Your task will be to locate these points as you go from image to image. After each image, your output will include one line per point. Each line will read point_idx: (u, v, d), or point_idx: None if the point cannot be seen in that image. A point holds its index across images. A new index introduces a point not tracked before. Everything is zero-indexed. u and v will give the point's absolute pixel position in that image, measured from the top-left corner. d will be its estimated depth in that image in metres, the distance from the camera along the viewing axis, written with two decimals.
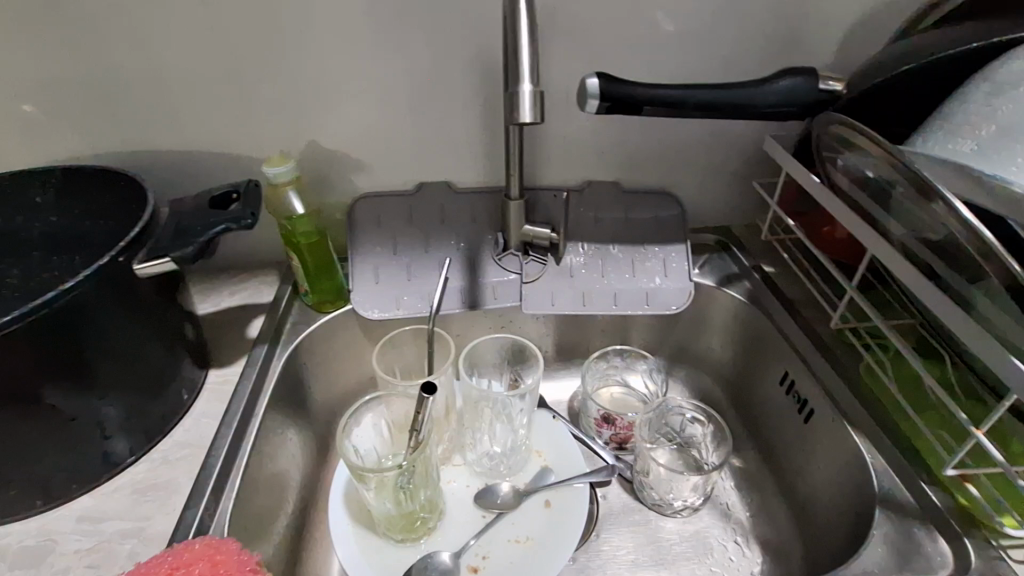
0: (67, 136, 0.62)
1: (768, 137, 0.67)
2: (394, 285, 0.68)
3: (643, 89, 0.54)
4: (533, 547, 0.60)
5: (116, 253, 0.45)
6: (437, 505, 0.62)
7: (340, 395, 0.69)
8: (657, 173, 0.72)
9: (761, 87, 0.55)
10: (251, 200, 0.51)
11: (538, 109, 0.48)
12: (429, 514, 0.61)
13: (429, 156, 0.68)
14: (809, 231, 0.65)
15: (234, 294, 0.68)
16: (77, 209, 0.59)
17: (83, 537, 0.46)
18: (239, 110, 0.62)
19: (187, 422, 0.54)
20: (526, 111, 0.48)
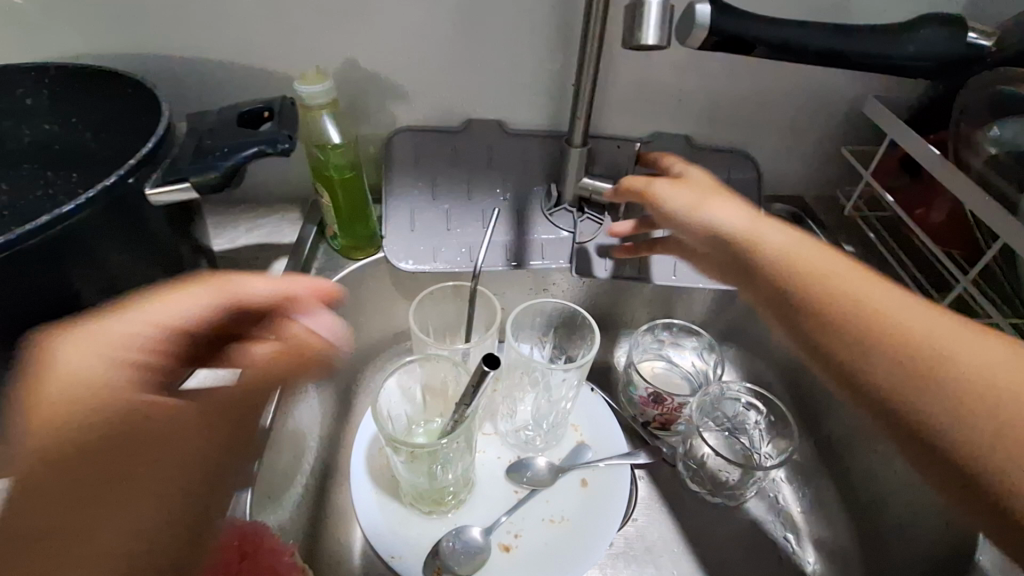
0: (59, 29, 0.52)
1: (871, 97, 0.59)
2: (431, 234, 0.61)
3: (759, 24, 0.45)
4: (570, 528, 0.55)
5: (124, 173, 0.36)
6: (468, 478, 0.57)
7: (365, 351, 0.63)
8: (736, 130, 0.63)
9: (895, 35, 0.46)
10: (286, 119, 0.42)
11: (665, 28, 0.39)
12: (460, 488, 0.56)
13: (482, 91, 0.59)
14: (905, 209, 0.58)
15: (253, 231, 0.60)
16: (74, 118, 0.50)
17: None
18: (265, 14, 0.52)
19: (202, 373, 0.48)
20: (648, 31, 0.38)
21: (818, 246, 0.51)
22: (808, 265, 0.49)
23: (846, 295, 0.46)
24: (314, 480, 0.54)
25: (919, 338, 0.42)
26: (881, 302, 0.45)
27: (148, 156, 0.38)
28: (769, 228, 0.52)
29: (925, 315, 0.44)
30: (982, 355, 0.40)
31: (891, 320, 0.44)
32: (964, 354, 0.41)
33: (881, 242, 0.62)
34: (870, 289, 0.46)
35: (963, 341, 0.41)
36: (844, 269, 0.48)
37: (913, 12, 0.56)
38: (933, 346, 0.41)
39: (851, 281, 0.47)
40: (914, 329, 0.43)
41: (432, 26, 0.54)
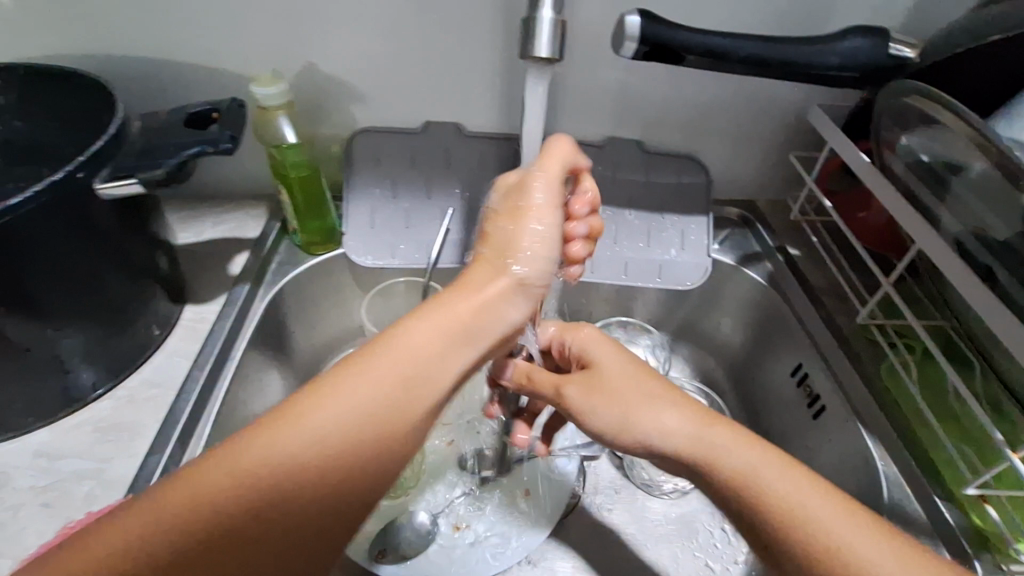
0: (32, 32, 0.55)
1: (813, 105, 0.61)
2: (389, 231, 0.63)
3: (688, 33, 0.47)
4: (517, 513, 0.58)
5: (73, 169, 0.39)
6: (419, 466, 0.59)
7: (326, 343, 0.65)
8: (687, 135, 0.65)
9: (818, 46, 0.48)
10: (232, 122, 0.45)
11: (560, 45, 0.41)
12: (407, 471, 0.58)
13: (438, 94, 0.61)
14: (848, 213, 0.60)
15: (217, 225, 0.63)
16: (41, 115, 0.53)
17: (39, 474, 0.43)
18: (228, 20, 0.55)
19: (158, 359, 0.51)
20: (542, 45, 0.41)
21: (701, 419, 0.39)
22: (607, 420, 0.41)
23: (733, 464, 0.37)
24: None
25: (790, 515, 0.35)
26: (763, 471, 0.36)
27: (98, 152, 0.40)
28: (612, 381, 0.43)
29: (833, 508, 0.35)
30: (874, 551, 0.33)
31: (783, 515, 0.35)
32: (864, 548, 0.33)
33: (822, 245, 0.65)
34: (729, 448, 0.37)
35: (866, 543, 0.33)
36: (703, 425, 0.39)
37: (852, 23, 0.58)
38: (792, 525, 0.35)
39: (722, 440, 0.38)
40: (846, 539, 0.34)
41: (385, 32, 0.56)
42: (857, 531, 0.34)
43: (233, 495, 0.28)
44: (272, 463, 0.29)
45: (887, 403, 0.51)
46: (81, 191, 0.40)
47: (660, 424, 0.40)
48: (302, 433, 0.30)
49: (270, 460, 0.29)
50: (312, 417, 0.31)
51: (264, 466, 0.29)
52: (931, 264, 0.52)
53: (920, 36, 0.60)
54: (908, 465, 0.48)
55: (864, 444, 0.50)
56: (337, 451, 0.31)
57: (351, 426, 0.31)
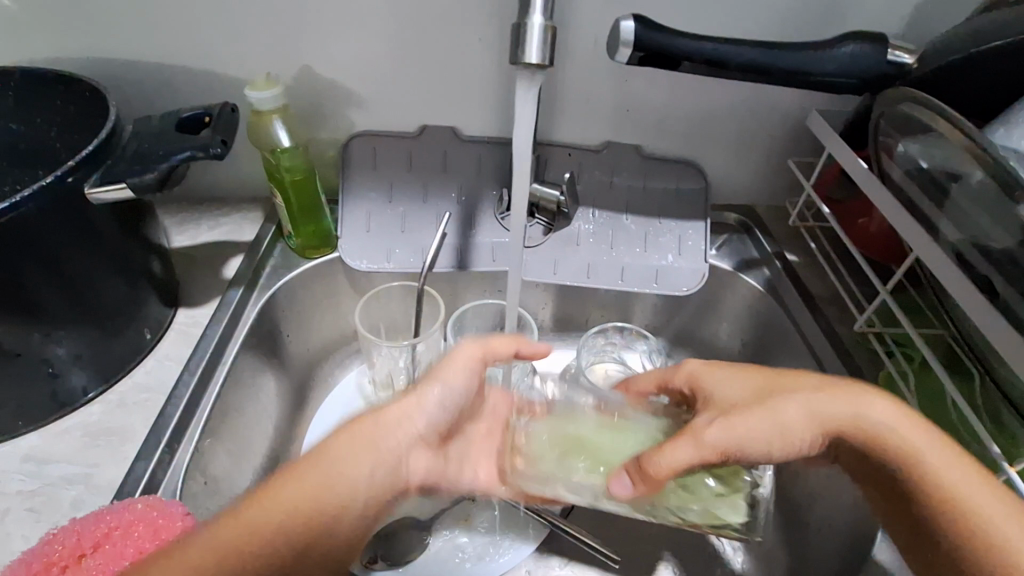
0: (28, 34, 0.55)
1: (813, 111, 0.60)
2: (385, 235, 0.63)
3: (683, 39, 0.47)
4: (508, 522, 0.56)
5: (62, 174, 0.39)
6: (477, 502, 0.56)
7: (320, 346, 0.65)
8: (685, 140, 0.65)
9: (816, 53, 0.48)
10: (226, 127, 0.45)
11: (550, 50, 0.41)
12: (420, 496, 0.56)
13: (435, 99, 0.61)
14: (848, 219, 0.59)
15: (214, 228, 0.63)
16: (37, 118, 0.53)
17: (28, 478, 0.43)
18: (224, 23, 0.55)
19: (150, 363, 0.51)
20: (533, 52, 0.41)
21: (858, 397, 0.41)
22: (762, 436, 0.40)
23: (886, 439, 0.40)
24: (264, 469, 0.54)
25: (934, 476, 0.38)
26: (918, 445, 0.39)
27: (88, 157, 0.40)
28: (786, 399, 0.41)
29: (944, 448, 0.39)
30: (982, 495, 0.37)
31: (900, 453, 0.39)
32: (976, 496, 0.37)
33: (820, 251, 0.64)
34: (878, 415, 0.40)
35: (974, 489, 0.38)
36: (871, 398, 0.41)
37: (850, 28, 0.57)
38: (921, 480, 0.38)
39: (882, 411, 0.40)
40: (948, 476, 0.38)
41: (381, 35, 0.56)
42: (947, 460, 0.39)
43: (319, 478, 0.35)
44: (338, 486, 0.35)
45: None
46: (70, 197, 0.40)
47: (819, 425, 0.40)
48: (367, 462, 0.36)
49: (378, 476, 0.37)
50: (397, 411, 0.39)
51: (362, 452, 0.36)
52: (930, 275, 0.51)
53: (920, 41, 0.59)
54: None
55: None
56: (301, 518, 0.34)
57: (316, 489, 0.35)
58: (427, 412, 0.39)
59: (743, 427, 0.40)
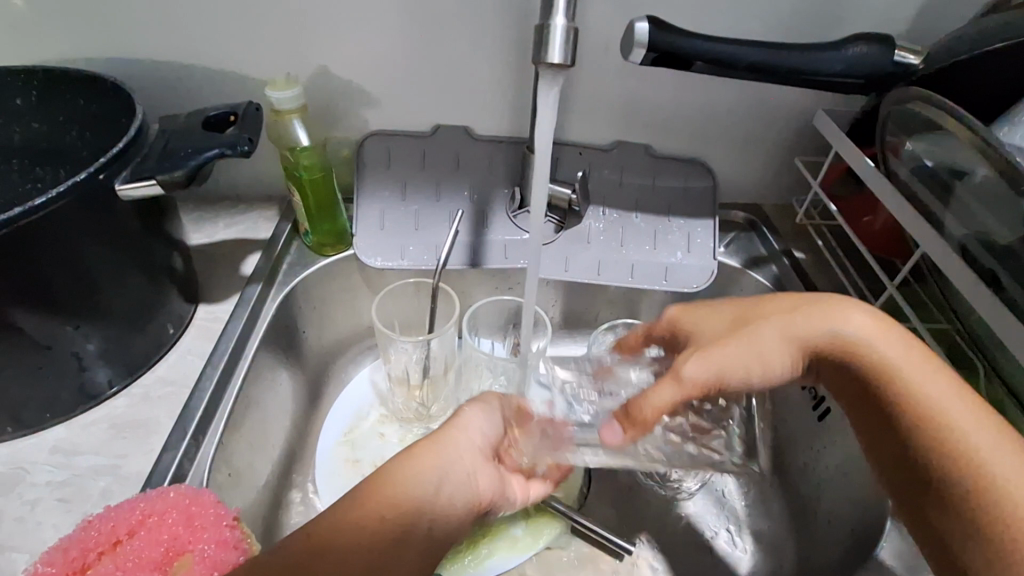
0: (51, 35, 0.56)
1: (820, 111, 0.61)
2: (399, 233, 0.64)
3: (696, 40, 0.48)
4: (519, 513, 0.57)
5: (93, 170, 0.40)
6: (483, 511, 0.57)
7: (334, 343, 0.66)
8: (693, 140, 0.66)
9: (824, 54, 0.49)
10: (251, 126, 0.46)
11: (571, 50, 0.42)
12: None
13: (449, 99, 0.62)
14: (854, 217, 0.60)
15: (230, 227, 0.64)
16: (60, 117, 0.54)
17: (56, 470, 0.44)
18: (244, 25, 0.56)
19: (171, 358, 0.51)
20: (556, 52, 0.42)
21: (837, 314, 0.45)
22: (738, 362, 0.44)
23: (858, 353, 0.43)
24: (282, 462, 0.55)
25: (904, 382, 0.41)
26: (887, 350, 0.43)
27: (117, 154, 0.41)
28: (770, 310, 0.46)
29: (919, 359, 0.42)
30: (968, 416, 0.39)
31: (901, 382, 0.41)
32: (957, 419, 0.39)
33: (826, 248, 0.66)
34: (887, 344, 0.43)
35: (954, 404, 0.40)
36: (837, 313, 0.45)
37: (855, 31, 0.59)
38: (890, 380, 0.42)
39: (858, 324, 0.44)
40: (931, 395, 0.40)
41: (397, 37, 0.57)
42: (943, 385, 0.41)
43: (409, 491, 0.37)
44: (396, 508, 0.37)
45: None
46: (102, 192, 0.41)
47: (785, 332, 0.45)
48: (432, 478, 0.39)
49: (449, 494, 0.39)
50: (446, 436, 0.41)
51: (430, 469, 0.39)
52: (936, 270, 0.52)
53: (923, 43, 0.60)
54: None
55: None
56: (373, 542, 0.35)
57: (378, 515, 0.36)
58: (474, 437, 0.42)
59: (726, 345, 0.44)
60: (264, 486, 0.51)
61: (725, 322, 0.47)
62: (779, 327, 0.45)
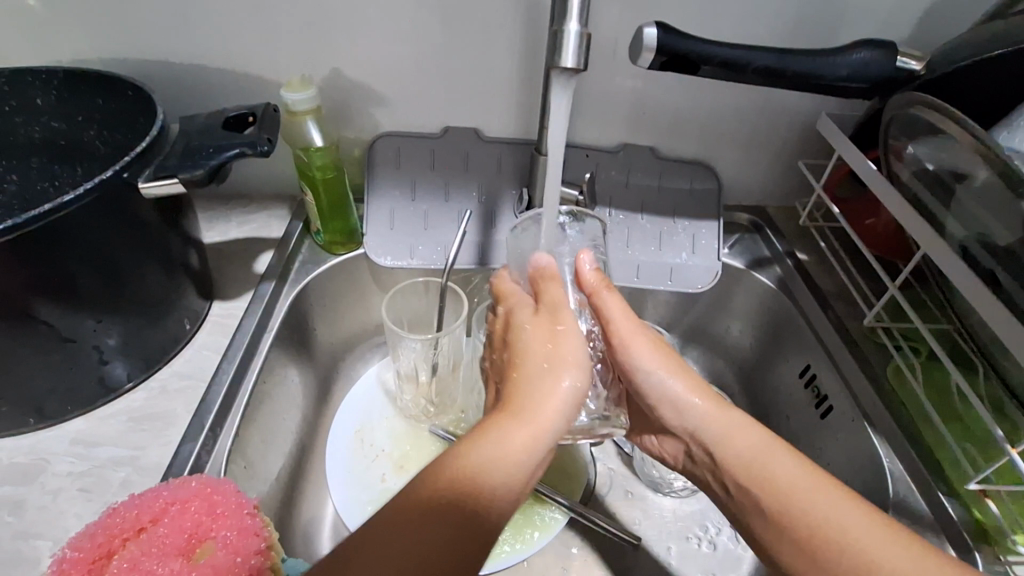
0: (70, 36, 0.57)
1: (823, 115, 0.62)
2: (408, 232, 0.65)
3: (703, 45, 0.49)
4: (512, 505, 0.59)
5: (119, 169, 0.41)
6: None
7: (343, 340, 0.67)
8: (698, 142, 0.67)
9: (828, 59, 0.50)
10: (269, 126, 0.47)
11: (583, 54, 0.43)
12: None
13: (458, 100, 0.63)
14: (856, 219, 0.61)
15: (242, 225, 0.65)
16: (79, 116, 0.55)
17: (76, 460, 0.45)
18: (258, 27, 0.57)
19: (187, 353, 0.53)
20: (569, 56, 0.43)
21: (716, 407, 0.45)
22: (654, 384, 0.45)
23: (743, 451, 0.42)
24: (293, 457, 0.56)
25: (791, 493, 0.39)
26: (774, 462, 0.41)
27: (141, 153, 0.42)
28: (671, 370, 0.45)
29: (811, 479, 0.39)
30: (881, 536, 0.36)
31: (789, 496, 0.39)
32: (861, 530, 0.37)
33: (829, 249, 0.67)
34: (777, 462, 0.41)
35: (852, 517, 0.37)
36: (710, 399, 0.45)
37: (859, 36, 0.60)
38: (773, 491, 0.40)
39: (719, 419, 0.44)
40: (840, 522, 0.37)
41: (409, 40, 0.58)
42: (836, 505, 0.38)
43: (492, 450, 0.36)
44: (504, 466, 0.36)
45: (893, 404, 0.53)
46: (125, 190, 0.42)
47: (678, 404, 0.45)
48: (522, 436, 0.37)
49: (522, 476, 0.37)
50: (536, 409, 0.38)
51: (525, 452, 0.36)
52: (937, 270, 0.53)
53: (926, 49, 0.61)
54: (913, 462, 0.49)
55: (870, 441, 0.52)
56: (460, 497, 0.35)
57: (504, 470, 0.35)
58: (576, 377, 0.40)
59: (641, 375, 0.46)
60: (277, 480, 0.52)
61: (637, 334, 0.45)
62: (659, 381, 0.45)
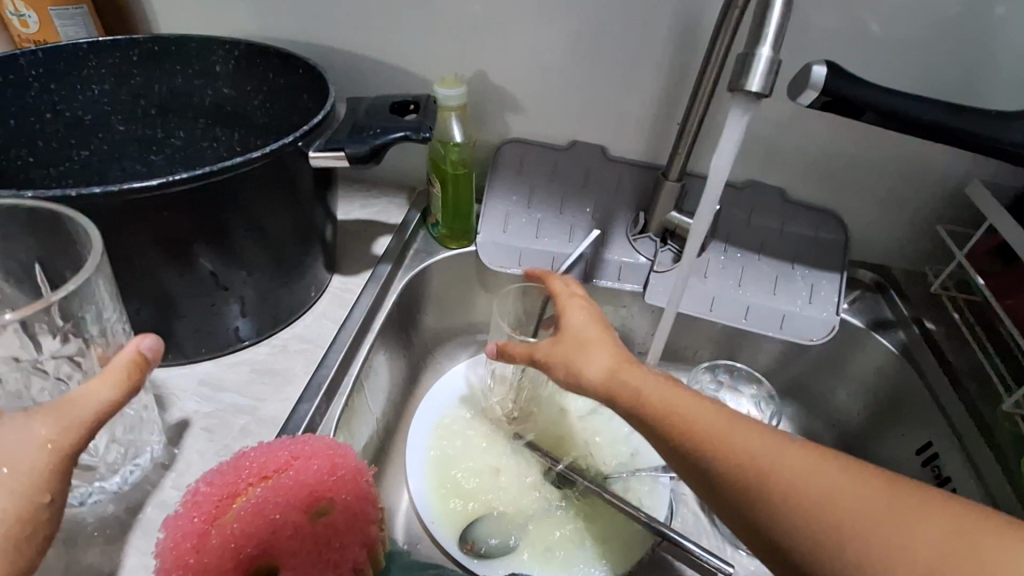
0: (250, 14, 0.63)
1: (978, 181, 0.59)
2: (520, 238, 0.65)
3: (873, 92, 0.47)
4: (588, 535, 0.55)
5: (297, 137, 0.44)
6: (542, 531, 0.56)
7: (437, 331, 0.69)
8: (830, 190, 0.65)
9: (1010, 122, 0.48)
10: (429, 116, 0.50)
11: (770, 80, 0.41)
12: (521, 516, 0.56)
13: (589, 116, 0.64)
14: (999, 296, 0.57)
15: (365, 207, 0.68)
16: (248, 87, 0.59)
17: (202, 400, 0.48)
18: (419, 25, 0.60)
19: (308, 318, 0.55)
20: (756, 79, 0.41)
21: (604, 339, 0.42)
22: (636, 378, 0.39)
23: (670, 417, 0.37)
24: (378, 437, 0.57)
25: (707, 434, 0.36)
26: (666, 399, 0.38)
27: (315, 125, 0.45)
28: (589, 351, 0.41)
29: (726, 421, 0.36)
30: (772, 449, 0.35)
31: (731, 454, 0.35)
32: (804, 475, 0.33)
33: (963, 323, 0.61)
34: (739, 433, 0.35)
35: (724, 421, 0.36)
36: (659, 376, 0.39)
37: None
38: (712, 445, 0.35)
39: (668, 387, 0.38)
40: (753, 455, 0.34)
41: (556, 51, 0.60)
42: (745, 435, 0.35)
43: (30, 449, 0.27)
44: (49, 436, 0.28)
45: None
46: (297, 156, 0.45)
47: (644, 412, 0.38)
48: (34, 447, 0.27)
49: (14, 455, 0.26)
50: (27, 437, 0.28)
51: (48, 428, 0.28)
52: None
53: None
54: None
55: None
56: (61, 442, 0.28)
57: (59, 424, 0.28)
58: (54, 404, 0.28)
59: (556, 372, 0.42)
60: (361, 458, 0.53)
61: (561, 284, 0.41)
62: (603, 364, 0.40)
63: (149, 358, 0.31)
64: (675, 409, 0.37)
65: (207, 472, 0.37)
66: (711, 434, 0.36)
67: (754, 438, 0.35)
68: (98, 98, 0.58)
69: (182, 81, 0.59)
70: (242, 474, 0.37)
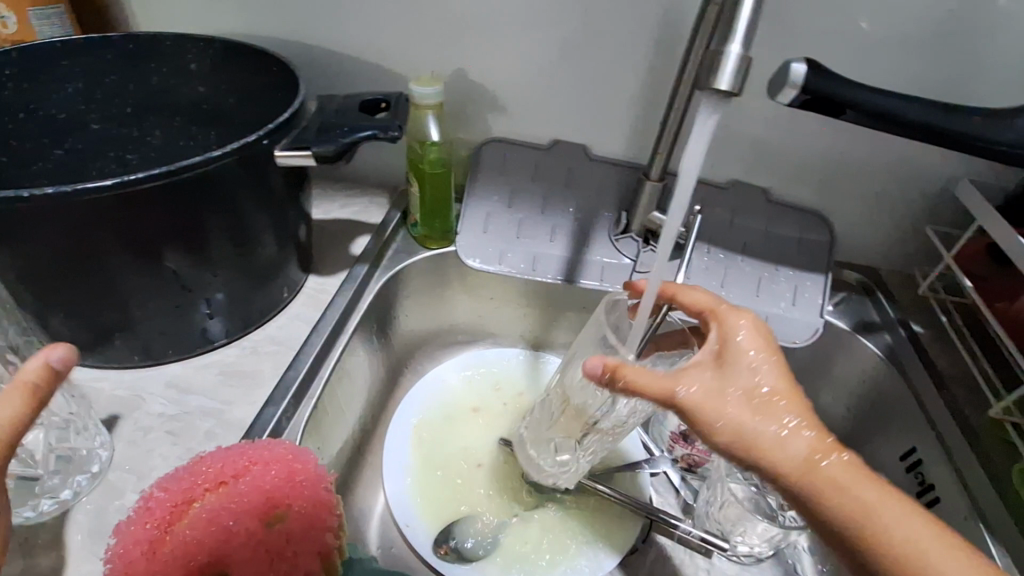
0: (227, 12, 0.62)
1: (967, 181, 0.57)
2: (501, 238, 0.64)
3: (854, 90, 0.46)
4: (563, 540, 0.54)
5: (262, 136, 0.43)
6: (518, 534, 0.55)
7: (418, 332, 0.68)
8: (815, 190, 0.64)
9: (992, 123, 0.46)
10: (401, 115, 0.50)
11: (742, 78, 0.41)
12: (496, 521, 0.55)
13: (571, 114, 0.63)
14: (986, 299, 0.55)
15: (345, 207, 0.67)
16: (223, 85, 0.59)
17: (170, 403, 0.47)
18: (397, 23, 0.60)
19: (282, 319, 0.54)
20: (726, 78, 0.40)
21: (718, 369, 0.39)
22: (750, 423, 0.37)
23: (789, 463, 0.36)
24: (353, 441, 0.57)
25: (822, 487, 0.36)
26: (787, 449, 0.37)
27: (282, 124, 0.44)
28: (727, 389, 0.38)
29: (860, 478, 0.36)
30: (885, 501, 0.35)
31: (844, 505, 0.35)
32: (915, 536, 0.34)
33: (950, 326, 0.60)
34: (855, 486, 0.36)
35: (845, 474, 0.36)
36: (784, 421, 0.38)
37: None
38: (830, 496, 0.36)
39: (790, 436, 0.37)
40: (868, 508, 0.35)
41: (535, 49, 0.59)
42: (862, 488, 0.36)
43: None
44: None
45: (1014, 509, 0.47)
46: (263, 155, 0.44)
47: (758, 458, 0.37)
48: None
49: None
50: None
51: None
52: None
53: None
54: None
55: (984, 546, 0.46)
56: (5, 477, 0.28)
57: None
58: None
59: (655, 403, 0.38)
60: (334, 462, 0.52)
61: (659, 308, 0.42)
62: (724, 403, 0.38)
63: (60, 369, 0.29)
64: (798, 460, 0.36)
65: (164, 478, 0.37)
66: (827, 485, 0.36)
67: (870, 493, 0.36)
68: (72, 97, 0.57)
69: (156, 80, 0.59)
70: (197, 481, 0.36)
